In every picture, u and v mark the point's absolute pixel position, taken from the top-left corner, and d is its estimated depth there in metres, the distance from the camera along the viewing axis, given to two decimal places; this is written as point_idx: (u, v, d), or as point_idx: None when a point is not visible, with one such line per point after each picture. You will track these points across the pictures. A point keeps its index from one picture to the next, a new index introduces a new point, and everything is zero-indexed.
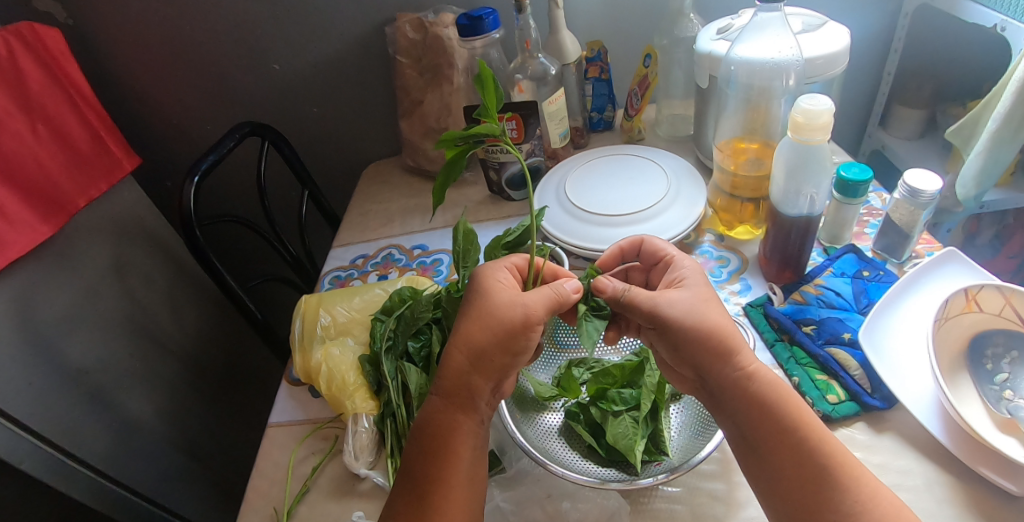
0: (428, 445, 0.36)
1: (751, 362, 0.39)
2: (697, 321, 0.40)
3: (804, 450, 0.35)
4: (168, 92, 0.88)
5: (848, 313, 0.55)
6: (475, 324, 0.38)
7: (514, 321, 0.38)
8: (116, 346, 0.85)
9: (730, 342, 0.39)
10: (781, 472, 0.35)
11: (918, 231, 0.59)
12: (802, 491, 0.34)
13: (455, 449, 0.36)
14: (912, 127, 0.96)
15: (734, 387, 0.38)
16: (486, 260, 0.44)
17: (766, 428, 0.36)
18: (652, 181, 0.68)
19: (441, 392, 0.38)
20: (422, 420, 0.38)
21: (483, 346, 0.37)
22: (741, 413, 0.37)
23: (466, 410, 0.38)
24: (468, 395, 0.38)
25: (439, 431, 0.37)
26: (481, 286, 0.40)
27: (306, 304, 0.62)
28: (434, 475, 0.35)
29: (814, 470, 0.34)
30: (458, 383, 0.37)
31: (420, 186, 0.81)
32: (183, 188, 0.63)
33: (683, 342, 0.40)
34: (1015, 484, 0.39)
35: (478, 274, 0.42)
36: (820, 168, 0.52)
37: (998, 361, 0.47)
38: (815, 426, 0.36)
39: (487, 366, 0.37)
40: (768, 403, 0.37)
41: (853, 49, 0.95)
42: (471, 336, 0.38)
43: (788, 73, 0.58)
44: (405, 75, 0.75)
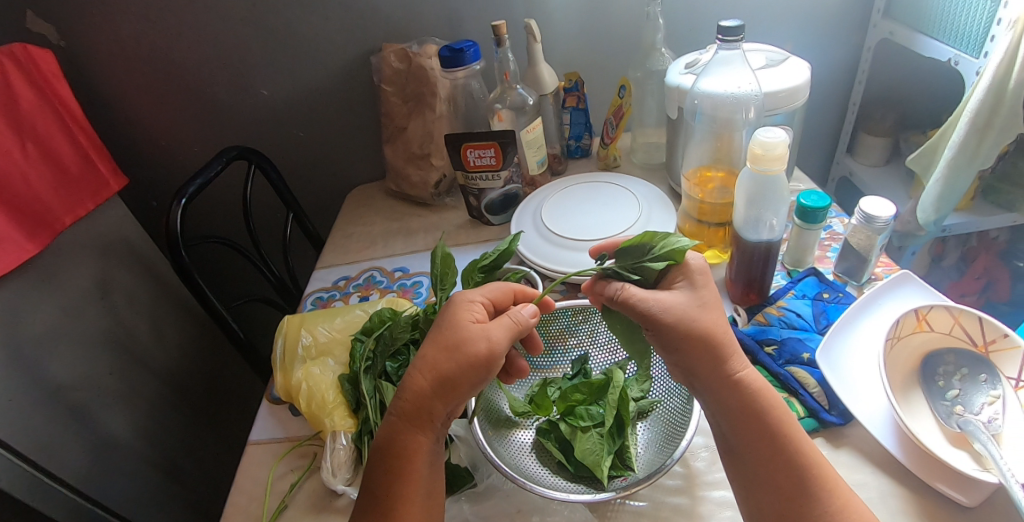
0: (391, 461, 0.38)
1: (739, 365, 0.40)
2: (692, 327, 0.39)
3: (781, 458, 0.37)
4: (157, 114, 0.89)
5: (809, 333, 0.57)
6: (439, 352, 0.38)
7: (475, 355, 0.37)
8: (95, 363, 0.85)
9: (721, 347, 0.39)
10: (763, 479, 0.37)
11: (875, 256, 0.62)
12: (780, 502, 0.36)
13: (414, 466, 0.37)
14: (877, 155, 1.01)
15: (724, 394, 0.39)
16: (462, 290, 0.43)
17: (750, 434, 0.38)
18: (624, 206, 0.71)
19: (402, 414, 0.38)
20: (385, 441, 0.39)
21: (445, 375, 0.37)
22: (727, 418, 0.39)
23: (424, 430, 0.38)
24: (429, 419, 0.38)
25: (401, 451, 0.38)
26: (452, 316, 0.40)
27: (288, 323, 0.63)
28: (398, 492, 0.37)
29: (790, 480, 0.36)
30: (419, 407, 0.38)
31: (402, 210, 0.84)
32: (170, 209, 0.64)
33: (676, 343, 0.39)
34: (963, 494, 0.42)
35: (452, 303, 0.42)
36: (776, 195, 0.55)
37: (949, 379, 0.50)
38: (796, 433, 0.38)
39: (448, 393, 0.37)
40: (756, 410, 0.38)
41: (819, 80, 1.00)
42: (434, 363, 0.38)
43: (749, 106, 0.61)
44: (389, 102, 0.78)
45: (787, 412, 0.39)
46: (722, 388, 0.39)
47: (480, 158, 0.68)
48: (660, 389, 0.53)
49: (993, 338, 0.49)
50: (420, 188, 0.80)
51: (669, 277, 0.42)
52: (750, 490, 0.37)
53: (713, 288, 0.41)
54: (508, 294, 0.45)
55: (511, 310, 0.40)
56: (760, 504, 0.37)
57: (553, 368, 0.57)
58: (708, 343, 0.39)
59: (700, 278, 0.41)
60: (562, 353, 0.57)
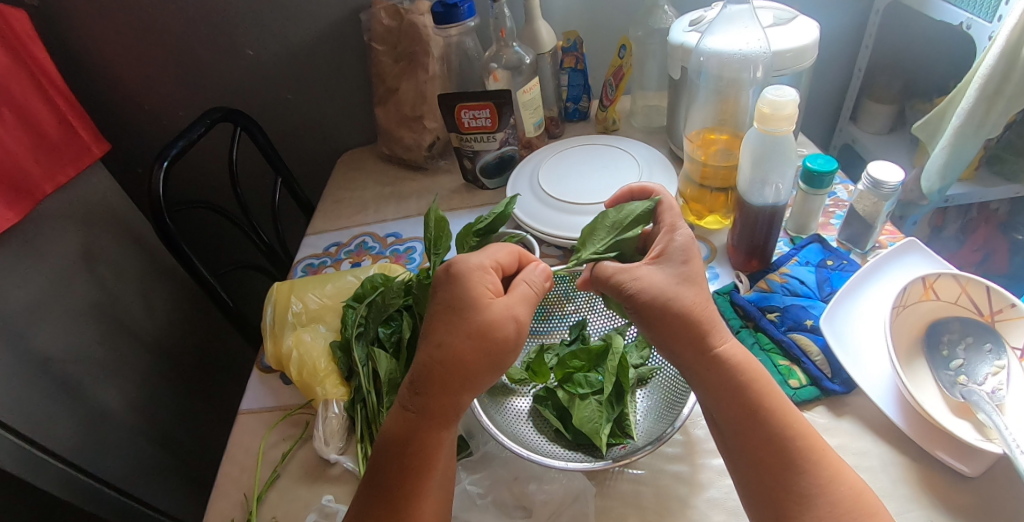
0: (408, 461, 0.35)
1: (721, 337, 0.37)
2: (669, 303, 0.37)
3: (764, 432, 0.34)
4: (138, 76, 0.86)
5: (812, 300, 0.56)
6: (463, 340, 0.35)
7: (504, 339, 0.35)
8: (84, 334, 0.83)
9: (699, 321, 0.37)
10: (746, 451, 0.35)
11: (882, 222, 0.61)
12: (764, 476, 0.34)
13: (434, 461, 0.36)
14: (881, 122, 0.98)
15: (702, 367, 0.37)
16: (468, 257, 0.38)
17: (730, 405, 0.36)
18: (624, 170, 0.69)
19: (425, 411, 0.35)
20: (402, 439, 0.36)
21: (472, 364, 0.34)
22: (709, 390, 0.37)
23: (446, 424, 0.36)
24: (452, 413, 0.36)
25: (420, 451, 0.35)
26: (467, 295, 0.36)
27: (278, 290, 0.61)
28: (411, 489, 0.35)
29: (773, 452, 0.34)
30: (446, 404, 0.35)
31: (394, 174, 0.81)
32: (152, 173, 0.62)
33: (654, 322, 0.37)
34: (967, 465, 0.41)
35: (461, 278, 0.37)
36: (785, 157, 0.53)
37: (953, 348, 0.49)
38: (781, 404, 0.36)
39: (474, 382, 0.35)
40: (738, 383, 0.36)
41: (827, 44, 0.97)
42: (459, 354, 0.34)
43: (756, 65, 0.59)
44: (380, 62, 0.74)
45: (772, 383, 0.37)
46: (698, 361, 0.37)
47: (474, 119, 0.65)
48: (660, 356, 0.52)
49: (1000, 307, 0.47)
50: (413, 151, 0.77)
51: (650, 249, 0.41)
52: (734, 462, 0.36)
53: (695, 260, 0.39)
54: (513, 256, 0.42)
55: (524, 276, 0.39)
56: (744, 478, 0.35)
57: (550, 334, 0.56)
58: (684, 318, 0.36)
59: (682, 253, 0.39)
60: (559, 319, 0.56)
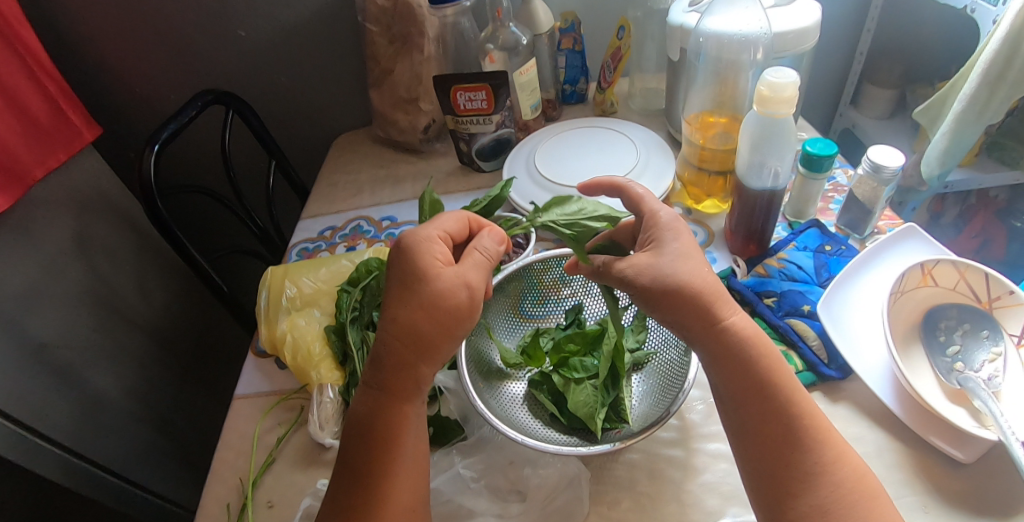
0: (377, 440, 0.35)
1: (730, 310, 0.37)
2: (677, 280, 0.36)
3: (771, 408, 0.34)
4: (127, 58, 0.84)
5: (809, 286, 0.56)
6: (416, 312, 0.34)
7: (459, 306, 0.35)
8: (78, 320, 0.83)
9: (704, 296, 0.36)
10: (752, 428, 0.34)
11: (880, 208, 0.60)
12: (769, 453, 0.34)
13: (402, 437, 0.35)
14: (882, 107, 0.97)
15: (710, 342, 0.36)
16: (415, 229, 0.38)
17: (738, 382, 0.35)
18: (622, 153, 0.68)
19: (386, 388, 0.36)
20: (369, 417, 0.36)
21: (428, 334, 0.34)
22: (716, 366, 0.36)
23: (409, 399, 0.36)
24: (414, 387, 0.36)
25: (387, 429, 0.35)
26: (417, 266, 0.36)
27: (272, 275, 0.61)
28: (383, 469, 0.35)
29: (778, 430, 0.34)
30: (405, 378, 0.35)
31: (390, 157, 0.80)
32: (143, 156, 0.61)
33: (658, 301, 0.36)
34: (960, 450, 0.42)
35: (410, 249, 0.37)
36: (784, 140, 0.52)
37: (950, 333, 0.49)
38: (788, 382, 0.35)
39: (432, 352, 0.35)
40: (746, 359, 0.36)
41: (829, 27, 0.96)
42: (414, 326, 0.34)
43: (756, 47, 0.57)
44: (375, 44, 0.72)
45: (780, 361, 0.37)
46: (707, 337, 0.36)
47: (470, 101, 0.64)
48: (656, 340, 0.52)
49: (998, 294, 0.47)
50: (408, 134, 0.76)
51: (642, 239, 0.41)
52: (739, 440, 0.35)
53: (688, 242, 0.39)
54: (463, 224, 0.41)
55: (475, 244, 0.39)
56: (749, 456, 0.35)
57: (546, 318, 0.56)
58: (690, 294, 0.36)
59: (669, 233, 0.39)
60: (555, 304, 0.56)
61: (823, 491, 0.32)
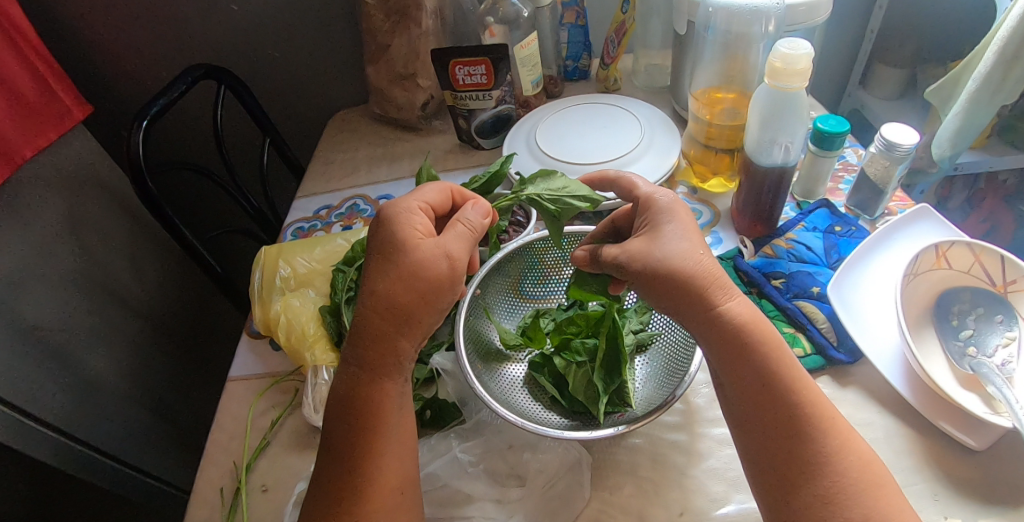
0: (357, 418, 0.34)
1: (725, 295, 0.35)
2: (677, 264, 0.34)
3: (773, 395, 0.33)
4: (118, 34, 0.82)
5: (819, 267, 0.54)
6: (393, 284, 0.33)
7: (439, 276, 0.33)
8: (71, 303, 0.81)
9: (699, 279, 0.34)
10: (755, 414, 0.33)
11: (892, 188, 0.58)
12: (774, 440, 0.32)
13: (384, 414, 0.34)
14: (892, 87, 0.94)
15: (709, 326, 0.34)
16: (395, 202, 0.37)
17: (741, 368, 0.33)
18: (626, 131, 0.66)
19: (365, 363, 0.34)
20: (347, 396, 0.35)
21: (405, 305, 0.33)
22: (715, 351, 0.35)
23: (391, 375, 0.35)
24: (395, 362, 0.34)
25: (368, 406, 0.34)
26: (394, 237, 0.35)
27: (265, 254, 0.59)
28: (366, 448, 0.33)
29: (782, 416, 0.32)
30: (383, 352, 0.34)
31: (387, 136, 0.78)
32: (131, 132, 0.59)
33: (651, 287, 0.35)
34: (971, 438, 0.40)
35: (388, 222, 0.36)
36: (797, 116, 0.50)
37: (963, 318, 0.47)
38: (791, 367, 0.33)
39: (410, 325, 0.34)
40: (746, 344, 0.34)
41: (839, 4, 0.93)
42: (390, 297, 0.33)
43: (768, 18, 0.55)
44: (371, 18, 0.69)
45: (783, 346, 0.35)
46: (705, 321, 0.34)
47: (469, 76, 0.62)
48: (660, 321, 0.50)
49: (1013, 278, 0.45)
50: (405, 111, 0.74)
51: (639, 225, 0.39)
52: (741, 427, 0.34)
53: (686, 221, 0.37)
54: (445, 196, 0.40)
55: (459, 215, 0.37)
56: (751, 442, 0.33)
57: (547, 299, 0.54)
58: (684, 278, 0.34)
59: (664, 214, 0.38)
60: (556, 285, 0.54)
61: (829, 479, 0.30)
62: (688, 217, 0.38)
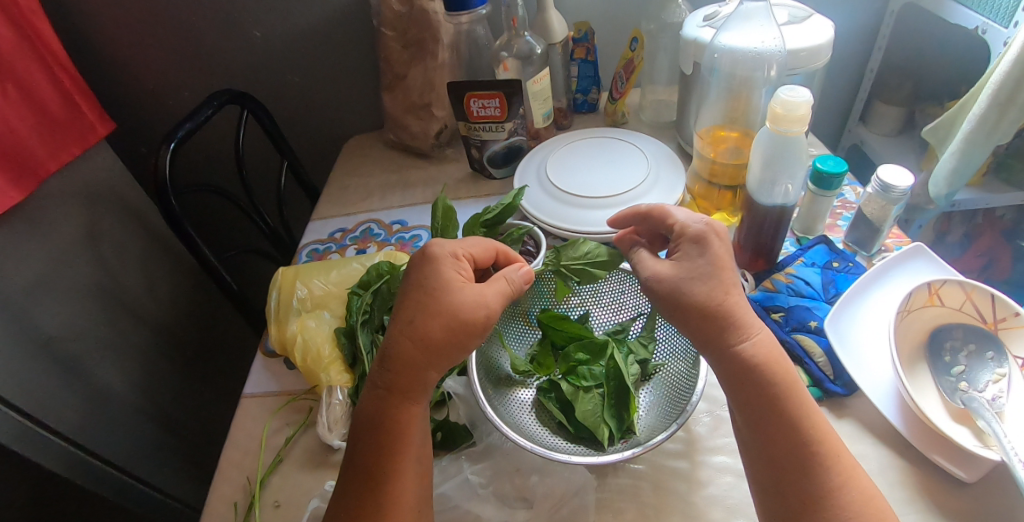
0: (383, 437, 0.36)
1: (745, 333, 0.37)
2: (696, 296, 0.38)
3: (786, 430, 0.34)
4: (142, 55, 0.84)
5: (816, 302, 0.56)
6: (431, 319, 0.36)
7: (474, 321, 0.36)
8: (85, 314, 0.83)
9: (722, 315, 0.37)
10: (767, 447, 0.35)
11: (888, 226, 0.61)
12: (784, 473, 0.34)
13: (408, 435, 0.36)
14: (889, 124, 0.98)
15: (731, 362, 0.37)
16: (441, 244, 0.40)
17: (747, 394, 0.36)
18: (633, 164, 0.68)
19: (393, 387, 0.36)
20: (374, 416, 0.36)
21: (441, 342, 0.35)
22: (735, 385, 0.37)
23: (417, 401, 0.37)
24: (420, 389, 0.36)
25: (394, 427, 0.36)
26: (438, 277, 0.38)
27: (282, 276, 0.61)
28: (389, 467, 0.35)
29: (788, 442, 0.34)
30: (413, 379, 0.36)
31: (401, 161, 0.81)
32: (158, 154, 0.61)
33: (676, 313, 0.39)
34: (962, 470, 0.42)
35: (432, 260, 0.39)
36: (796, 158, 0.52)
37: (955, 354, 0.49)
38: (806, 408, 0.36)
39: (441, 359, 0.36)
40: (765, 381, 0.36)
41: (838, 43, 0.96)
42: (428, 330, 0.35)
43: (770, 64, 0.58)
44: (389, 48, 0.73)
45: (801, 388, 0.37)
46: (726, 357, 0.37)
47: (483, 108, 0.65)
48: (663, 352, 0.52)
49: (1003, 315, 0.47)
50: (420, 139, 0.77)
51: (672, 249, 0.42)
52: (752, 458, 0.36)
53: (715, 251, 0.39)
54: (488, 251, 0.43)
55: (503, 273, 0.40)
56: (760, 473, 0.35)
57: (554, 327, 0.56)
58: (709, 312, 0.37)
59: (704, 245, 0.40)
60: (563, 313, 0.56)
61: (827, 501, 0.32)
62: (724, 249, 0.40)
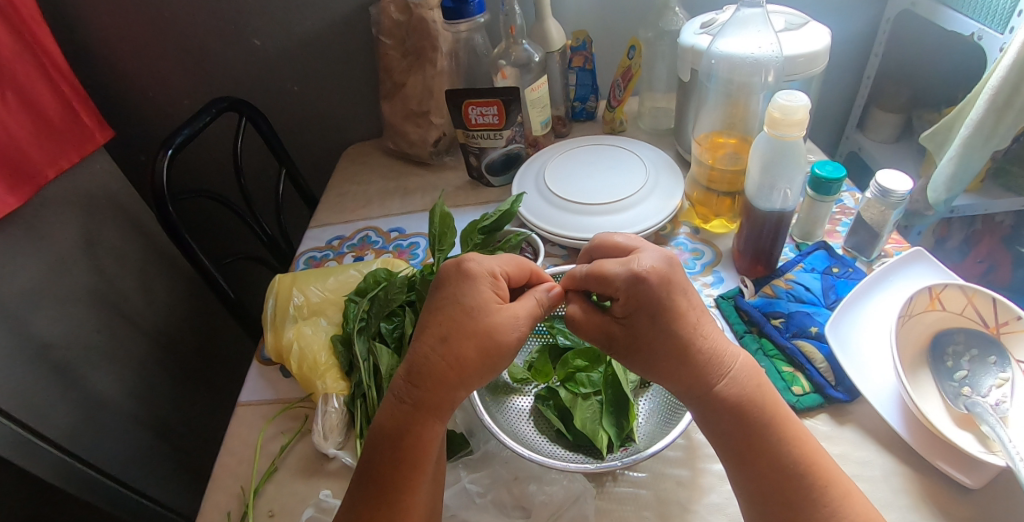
0: (401, 454, 0.34)
1: (721, 368, 0.36)
2: (663, 356, 0.35)
3: (771, 459, 0.34)
4: (143, 64, 0.85)
5: (816, 307, 0.56)
6: (466, 337, 0.34)
7: (506, 342, 0.35)
8: (81, 320, 0.83)
9: (695, 360, 0.35)
10: (753, 480, 0.34)
11: (888, 231, 0.60)
12: (773, 502, 0.33)
13: (428, 453, 0.35)
14: (888, 131, 0.98)
15: (709, 399, 0.35)
16: (477, 259, 0.38)
17: (728, 420, 0.35)
18: (630, 171, 0.68)
19: (419, 403, 0.35)
20: (392, 429, 0.35)
21: (470, 363, 0.34)
22: (715, 423, 0.35)
23: (441, 418, 0.35)
24: (448, 406, 0.35)
25: (416, 444, 0.34)
26: (475, 295, 0.36)
27: (279, 283, 0.61)
28: (405, 482, 0.34)
29: (774, 473, 0.33)
30: (442, 397, 0.34)
31: (400, 169, 0.81)
32: (156, 160, 0.61)
33: (642, 370, 0.37)
34: (967, 476, 0.41)
35: (468, 277, 0.37)
36: (794, 162, 0.52)
37: (957, 359, 0.48)
38: (791, 432, 0.35)
39: (470, 380, 0.35)
40: (745, 417, 0.35)
41: (836, 51, 0.97)
42: (460, 349, 0.34)
43: (767, 69, 0.58)
44: (388, 57, 0.73)
45: (783, 413, 0.36)
46: (702, 397, 0.36)
47: (481, 115, 0.65)
48: None
49: (1005, 319, 0.47)
50: (418, 147, 0.77)
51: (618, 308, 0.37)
52: (740, 488, 0.35)
53: (665, 302, 0.35)
54: (519, 268, 0.41)
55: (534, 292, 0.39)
56: (750, 502, 0.34)
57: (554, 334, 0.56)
58: (681, 363, 0.35)
59: (652, 303, 0.35)
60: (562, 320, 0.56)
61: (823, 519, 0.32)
62: (669, 294, 0.35)
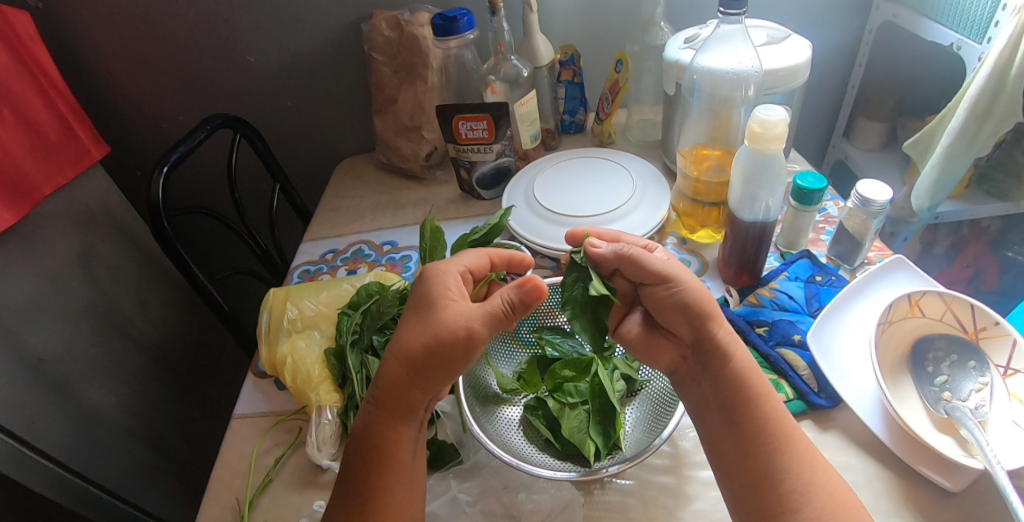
0: (370, 453, 0.37)
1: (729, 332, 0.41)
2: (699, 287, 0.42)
3: (757, 417, 0.38)
4: (138, 81, 0.86)
5: (800, 315, 0.57)
6: (416, 334, 0.37)
7: (454, 341, 0.36)
8: (77, 335, 0.83)
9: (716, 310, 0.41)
10: (739, 433, 0.38)
11: (870, 240, 0.61)
12: (751, 455, 0.37)
13: (396, 455, 0.37)
14: (873, 139, 1.00)
15: (715, 353, 0.40)
16: (439, 261, 0.42)
17: (724, 380, 0.40)
18: (618, 183, 0.70)
19: (380, 403, 0.38)
20: (365, 432, 0.38)
21: (421, 358, 0.36)
22: (718, 379, 0.40)
23: (405, 419, 0.38)
24: (408, 407, 0.38)
25: (382, 443, 0.37)
26: (429, 294, 0.39)
27: (273, 297, 0.62)
28: (380, 486, 0.36)
29: (759, 431, 0.37)
30: (398, 395, 0.37)
31: (392, 183, 0.82)
32: (152, 177, 0.62)
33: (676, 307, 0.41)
34: (948, 479, 0.42)
35: (427, 278, 0.40)
36: (775, 175, 0.54)
37: (938, 364, 0.49)
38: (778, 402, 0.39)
39: (424, 377, 0.37)
40: (741, 379, 0.39)
41: (820, 62, 0.99)
42: (409, 347, 0.36)
43: (748, 84, 0.60)
44: (380, 73, 0.75)
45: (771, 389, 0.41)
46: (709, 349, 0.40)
47: (471, 130, 0.66)
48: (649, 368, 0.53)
49: (984, 325, 0.48)
50: (410, 161, 0.78)
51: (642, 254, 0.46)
52: (725, 438, 0.38)
53: None
54: (485, 261, 0.44)
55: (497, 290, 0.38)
56: (733, 455, 0.38)
57: None
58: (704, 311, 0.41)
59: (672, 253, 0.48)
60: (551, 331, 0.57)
61: (794, 478, 0.36)
62: None
